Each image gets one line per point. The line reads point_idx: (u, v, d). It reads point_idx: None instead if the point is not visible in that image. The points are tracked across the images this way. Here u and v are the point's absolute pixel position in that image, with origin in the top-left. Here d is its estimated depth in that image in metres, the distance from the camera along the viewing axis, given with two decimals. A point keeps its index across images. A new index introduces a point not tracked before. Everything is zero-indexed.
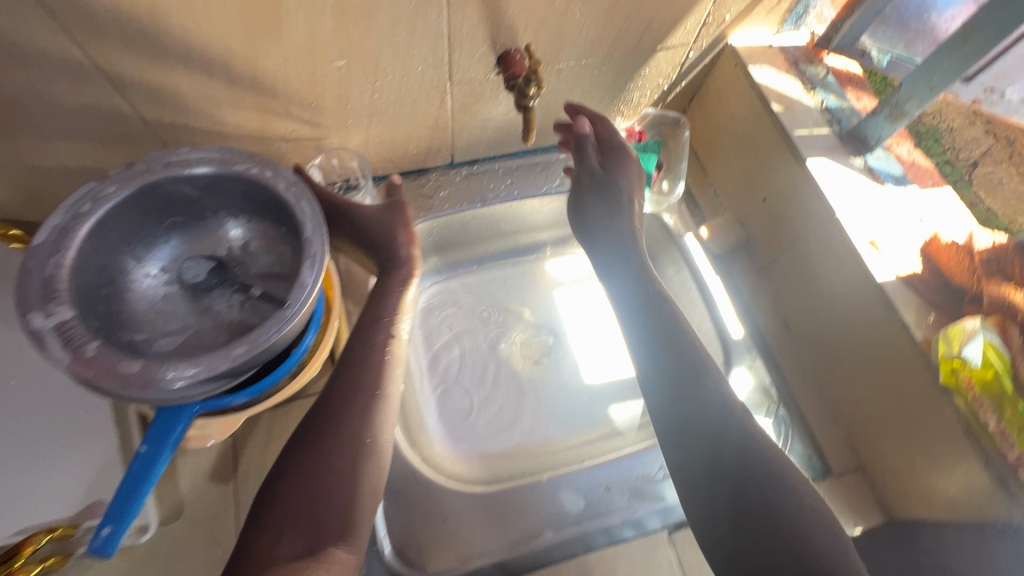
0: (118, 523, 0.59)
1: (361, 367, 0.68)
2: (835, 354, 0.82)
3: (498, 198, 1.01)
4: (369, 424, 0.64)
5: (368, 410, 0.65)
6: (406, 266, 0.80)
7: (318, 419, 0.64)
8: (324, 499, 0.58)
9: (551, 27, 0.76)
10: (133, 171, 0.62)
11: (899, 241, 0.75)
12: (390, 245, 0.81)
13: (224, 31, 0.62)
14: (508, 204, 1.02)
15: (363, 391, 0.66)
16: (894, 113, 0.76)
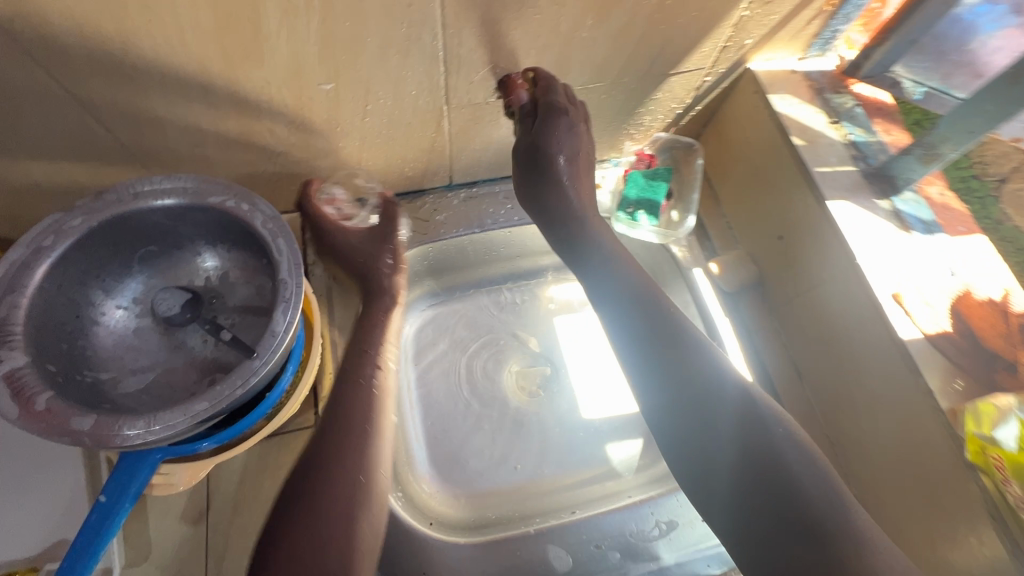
0: None
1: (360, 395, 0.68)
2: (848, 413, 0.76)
3: (498, 224, 0.96)
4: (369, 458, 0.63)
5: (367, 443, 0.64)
6: (389, 296, 0.83)
7: (318, 451, 0.62)
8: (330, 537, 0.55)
9: (555, 51, 0.70)
10: (101, 202, 0.58)
11: (926, 296, 0.69)
12: (374, 273, 0.84)
13: (201, 55, 0.57)
14: (508, 230, 0.97)
15: (365, 418, 0.66)
16: (927, 156, 0.71)
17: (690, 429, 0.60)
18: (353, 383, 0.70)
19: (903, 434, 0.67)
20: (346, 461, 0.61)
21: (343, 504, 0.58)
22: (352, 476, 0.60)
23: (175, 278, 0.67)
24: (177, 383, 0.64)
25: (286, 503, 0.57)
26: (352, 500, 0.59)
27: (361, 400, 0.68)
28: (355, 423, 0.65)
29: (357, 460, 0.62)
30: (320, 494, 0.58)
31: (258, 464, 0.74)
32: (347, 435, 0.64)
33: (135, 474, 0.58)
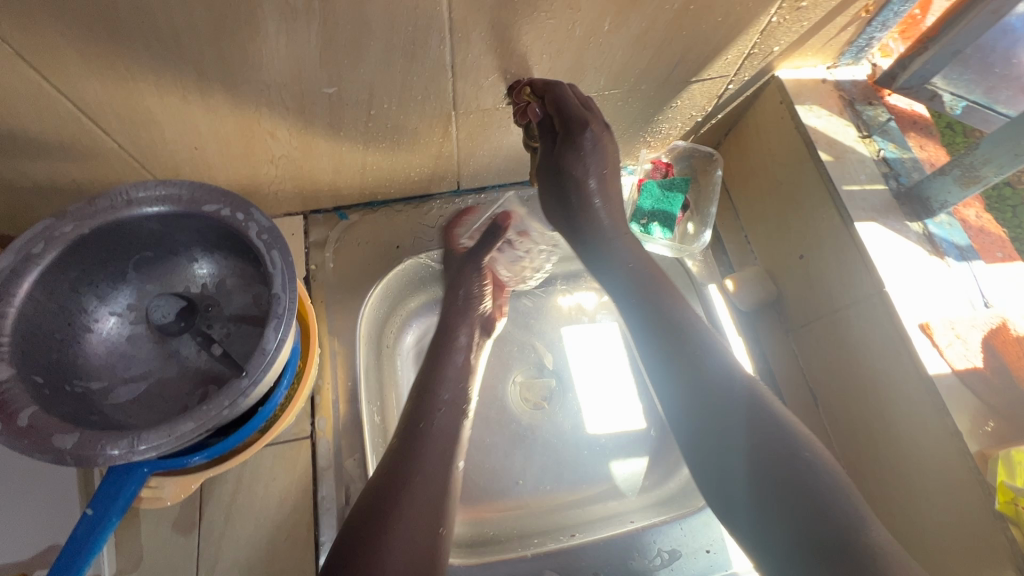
0: None
1: (438, 421, 0.69)
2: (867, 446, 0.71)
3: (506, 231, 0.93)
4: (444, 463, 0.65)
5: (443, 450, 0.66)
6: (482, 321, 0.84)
7: (397, 474, 0.61)
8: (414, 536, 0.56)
9: (570, 57, 0.67)
10: (94, 208, 0.57)
11: (958, 327, 0.64)
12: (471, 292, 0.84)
13: (197, 58, 0.55)
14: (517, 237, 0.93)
15: (442, 447, 0.66)
16: (965, 177, 0.65)
17: (713, 430, 0.59)
18: (432, 409, 0.70)
19: (927, 475, 0.63)
20: (422, 487, 0.61)
21: (419, 533, 0.57)
22: (424, 501, 0.60)
23: (171, 285, 0.66)
24: (169, 393, 0.62)
25: (364, 522, 0.56)
26: (426, 529, 0.58)
27: (438, 427, 0.68)
28: (431, 453, 0.65)
29: (432, 489, 0.61)
30: (397, 519, 0.56)
31: (253, 474, 0.72)
32: (424, 461, 0.63)
33: (123, 488, 0.57)
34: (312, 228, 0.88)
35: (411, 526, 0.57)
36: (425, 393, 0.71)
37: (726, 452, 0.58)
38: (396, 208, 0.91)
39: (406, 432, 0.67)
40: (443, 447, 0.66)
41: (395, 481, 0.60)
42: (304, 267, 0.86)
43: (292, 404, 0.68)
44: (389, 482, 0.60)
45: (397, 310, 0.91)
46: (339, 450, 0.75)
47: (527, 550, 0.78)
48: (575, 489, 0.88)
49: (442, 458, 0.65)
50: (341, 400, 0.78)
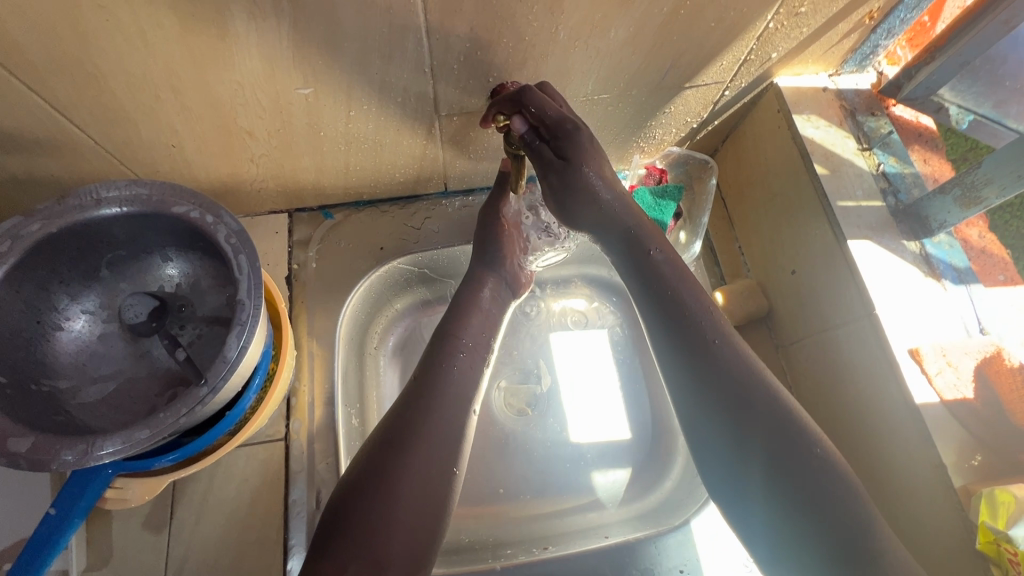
0: None
1: (454, 365, 0.67)
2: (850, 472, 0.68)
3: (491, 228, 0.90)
4: (452, 416, 0.62)
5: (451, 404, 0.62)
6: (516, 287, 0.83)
7: (408, 414, 0.60)
8: (418, 492, 0.55)
9: (555, 61, 0.64)
10: (62, 207, 0.56)
11: (951, 353, 0.61)
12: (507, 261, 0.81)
13: (167, 56, 0.54)
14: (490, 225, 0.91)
15: (454, 401, 0.63)
16: (965, 197, 0.62)
17: (720, 425, 0.56)
18: (450, 353, 0.68)
19: (911, 507, 0.61)
20: (434, 428, 0.59)
21: (429, 474, 0.56)
22: (436, 444, 0.58)
23: (144, 284, 0.65)
24: (138, 394, 0.62)
25: (372, 470, 0.55)
26: (436, 470, 0.57)
27: (450, 384, 0.64)
28: (446, 394, 0.63)
29: (445, 430, 0.60)
30: (408, 458, 0.56)
31: (225, 475, 0.72)
32: (437, 402, 0.62)
33: (86, 488, 0.60)
34: (296, 227, 0.87)
35: (421, 468, 0.56)
36: (445, 336, 0.70)
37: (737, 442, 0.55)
38: (382, 209, 0.89)
39: (423, 372, 0.65)
40: (457, 391, 0.64)
41: (405, 422, 0.59)
42: (287, 266, 0.85)
43: (261, 408, 0.67)
44: (401, 422, 0.59)
45: (380, 313, 0.90)
46: (312, 453, 0.74)
47: (496, 562, 0.76)
48: (556, 498, 0.86)
49: (454, 401, 0.63)
50: (316, 403, 0.77)
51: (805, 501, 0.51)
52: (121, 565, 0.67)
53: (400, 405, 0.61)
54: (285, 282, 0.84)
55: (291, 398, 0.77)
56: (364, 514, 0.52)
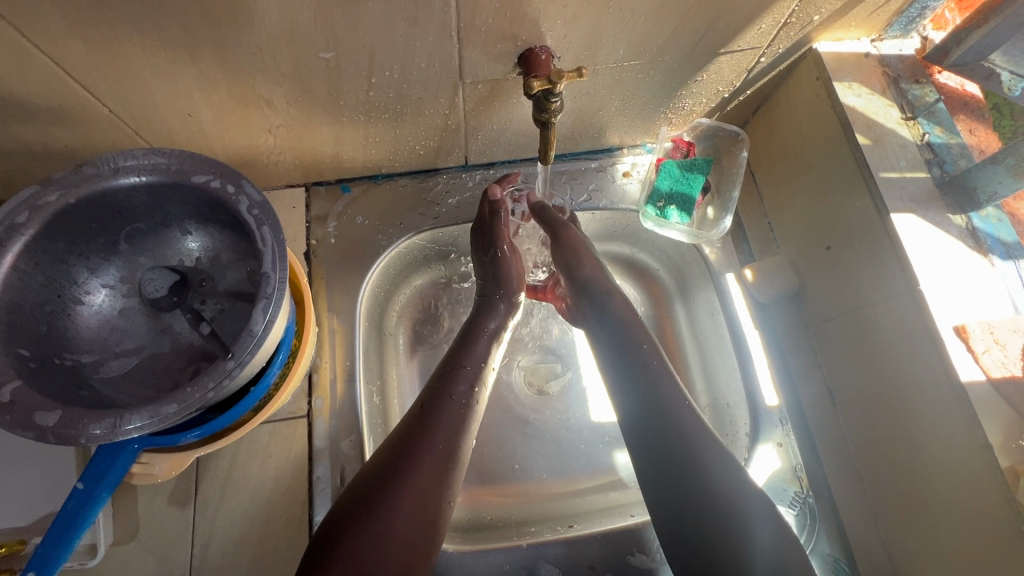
0: (42, 568, 0.57)
1: (458, 396, 0.64)
2: (889, 457, 0.66)
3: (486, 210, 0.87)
4: (459, 433, 0.61)
5: (460, 420, 0.62)
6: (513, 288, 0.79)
7: (405, 447, 0.58)
8: (417, 508, 0.54)
9: (587, 24, 0.60)
10: (79, 175, 0.54)
11: (999, 334, 0.59)
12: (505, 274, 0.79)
13: (181, 16, 0.51)
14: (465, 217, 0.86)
15: (462, 419, 0.63)
16: (1020, 167, 0.60)
17: (711, 471, 0.59)
18: (453, 383, 0.65)
19: (952, 486, 0.59)
20: (429, 465, 0.57)
21: (419, 512, 0.54)
22: (428, 483, 0.56)
23: (164, 258, 0.64)
24: (162, 368, 0.61)
25: (378, 482, 0.55)
26: (425, 509, 0.55)
27: (460, 401, 0.64)
28: (445, 428, 0.60)
29: (441, 467, 0.58)
30: (399, 495, 0.54)
31: (249, 451, 0.71)
32: (435, 435, 0.59)
33: (113, 463, 0.59)
34: (313, 201, 0.85)
35: (411, 506, 0.54)
36: (456, 356, 0.69)
37: (731, 483, 0.58)
38: (400, 182, 0.87)
39: (426, 403, 0.63)
40: (456, 425, 0.62)
41: (400, 457, 0.57)
42: (305, 241, 0.83)
43: (286, 384, 0.66)
44: (408, 437, 0.59)
45: (399, 290, 0.89)
46: (336, 430, 0.73)
47: (520, 538, 0.76)
48: (578, 477, 0.85)
49: (453, 434, 0.61)
50: (338, 380, 0.76)
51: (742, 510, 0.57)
52: (149, 538, 0.68)
53: (399, 435, 0.59)
54: (303, 258, 0.83)
55: (314, 375, 0.76)
56: (348, 551, 0.50)
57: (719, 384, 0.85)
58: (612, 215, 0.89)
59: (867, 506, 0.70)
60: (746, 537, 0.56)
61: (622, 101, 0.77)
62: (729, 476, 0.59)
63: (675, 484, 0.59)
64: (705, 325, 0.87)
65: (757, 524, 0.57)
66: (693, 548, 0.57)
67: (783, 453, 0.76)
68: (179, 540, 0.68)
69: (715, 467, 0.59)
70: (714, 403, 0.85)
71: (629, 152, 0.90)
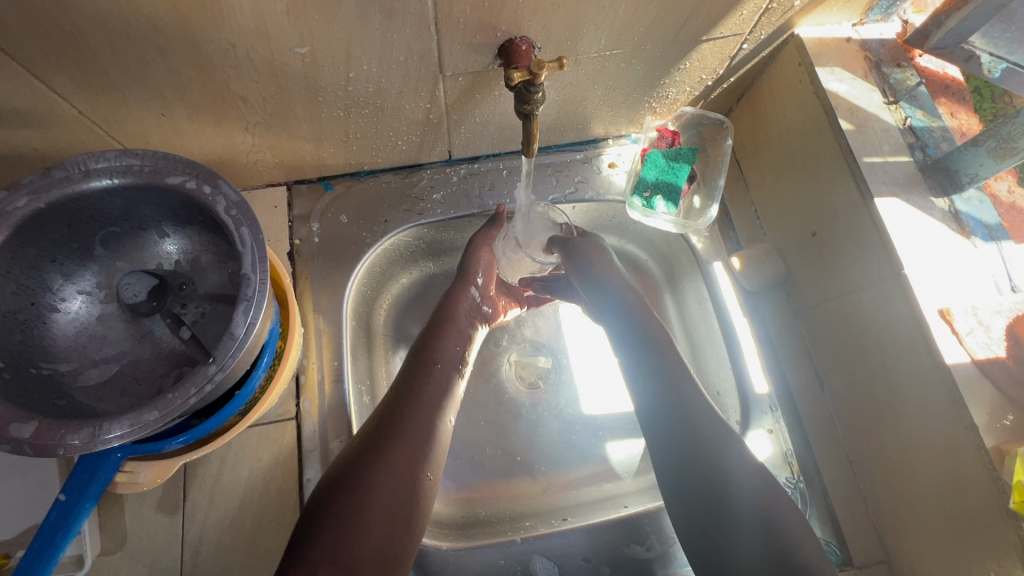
0: None
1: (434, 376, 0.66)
2: (873, 429, 0.68)
3: (469, 211, 0.86)
4: (436, 409, 0.62)
5: (436, 398, 0.63)
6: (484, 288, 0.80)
7: (385, 424, 0.58)
8: (399, 477, 0.55)
9: (567, 13, 0.59)
10: (48, 179, 0.52)
11: (977, 313, 0.60)
12: (474, 266, 0.80)
13: (148, 12, 0.49)
14: (446, 217, 0.85)
15: (438, 397, 0.64)
16: (1001, 149, 0.60)
17: (698, 459, 0.60)
18: (429, 363, 0.67)
19: (935, 461, 0.60)
20: (407, 443, 0.57)
21: (401, 487, 0.54)
22: (408, 456, 0.56)
23: (141, 261, 0.62)
24: (144, 375, 0.60)
25: (361, 455, 0.55)
26: (408, 484, 0.55)
27: (435, 378, 0.66)
28: (423, 406, 0.62)
29: (421, 441, 0.58)
30: (381, 473, 0.54)
31: (237, 456, 0.70)
32: (412, 415, 0.60)
33: (96, 473, 0.58)
34: (296, 201, 0.84)
35: (393, 482, 0.54)
36: (428, 342, 0.70)
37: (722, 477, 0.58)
38: (384, 179, 0.85)
39: (403, 384, 0.64)
40: (434, 403, 0.62)
41: (380, 433, 0.57)
42: (288, 241, 0.82)
43: (272, 387, 0.65)
44: (388, 415, 0.60)
45: (385, 288, 0.88)
46: (325, 432, 0.73)
47: (514, 534, 0.76)
48: (573, 469, 0.85)
49: (432, 411, 0.62)
50: (326, 380, 0.75)
51: (740, 495, 0.57)
52: (137, 546, 0.66)
53: (379, 415, 0.60)
54: (287, 258, 0.81)
55: (299, 377, 0.75)
56: (332, 522, 0.49)
57: (710, 372, 0.85)
58: (598, 207, 0.88)
59: (854, 485, 0.71)
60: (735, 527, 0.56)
61: (606, 91, 0.76)
62: (719, 467, 0.59)
63: (684, 477, 0.60)
64: (694, 316, 0.88)
65: (743, 509, 0.56)
66: (699, 538, 0.58)
67: (776, 439, 0.77)
68: (168, 548, 0.67)
69: (708, 457, 0.59)
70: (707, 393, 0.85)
71: (614, 143, 0.90)
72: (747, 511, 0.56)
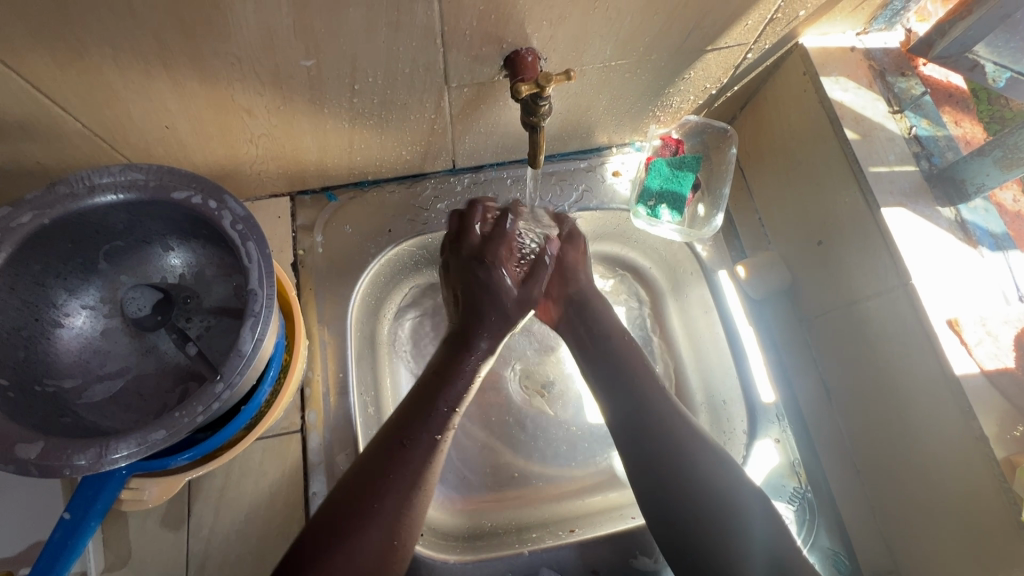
0: None
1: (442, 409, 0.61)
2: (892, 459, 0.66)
3: None
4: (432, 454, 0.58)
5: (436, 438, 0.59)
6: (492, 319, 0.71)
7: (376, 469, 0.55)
8: (381, 537, 0.52)
9: (573, 24, 0.59)
10: (52, 195, 0.52)
11: (985, 324, 0.60)
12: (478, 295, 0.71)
13: (154, 25, 0.48)
14: None
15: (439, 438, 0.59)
16: (1007, 159, 0.60)
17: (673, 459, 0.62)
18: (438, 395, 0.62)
19: (945, 470, 0.60)
20: (394, 499, 0.54)
21: (381, 548, 0.52)
22: (397, 512, 0.54)
23: (146, 275, 0.62)
24: (148, 391, 0.60)
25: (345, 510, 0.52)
26: (384, 553, 0.52)
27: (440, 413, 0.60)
28: (421, 449, 0.57)
29: (412, 493, 0.55)
30: (368, 528, 0.52)
31: (242, 470, 0.70)
32: (410, 460, 0.56)
33: (101, 491, 0.58)
34: (299, 211, 0.83)
35: (373, 539, 0.52)
36: (442, 374, 0.64)
37: (727, 490, 0.60)
38: (388, 189, 0.85)
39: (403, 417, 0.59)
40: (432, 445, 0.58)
41: (369, 480, 0.54)
42: (292, 252, 0.81)
43: (277, 402, 0.65)
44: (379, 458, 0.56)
45: (389, 299, 0.87)
46: (330, 444, 0.72)
47: (522, 545, 0.75)
48: (577, 478, 0.84)
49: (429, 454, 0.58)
50: (331, 392, 0.75)
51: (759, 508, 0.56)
52: (142, 562, 0.66)
53: (372, 455, 0.56)
54: (291, 269, 0.81)
55: (304, 389, 0.74)
56: None
57: (716, 381, 0.83)
58: (603, 215, 0.88)
59: (862, 494, 0.71)
60: (745, 544, 0.58)
61: (610, 100, 0.76)
62: (723, 482, 0.60)
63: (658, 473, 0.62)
64: (699, 323, 0.86)
65: (754, 528, 0.59)
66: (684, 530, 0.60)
67: (782, 448, 0.76)
68: (173, 564, 0.66)
69: (708, 476, 0.61)
70: (712, 400, 0.83)
71: (618, 151, 0.90)
72: (748, 522, 0.59)
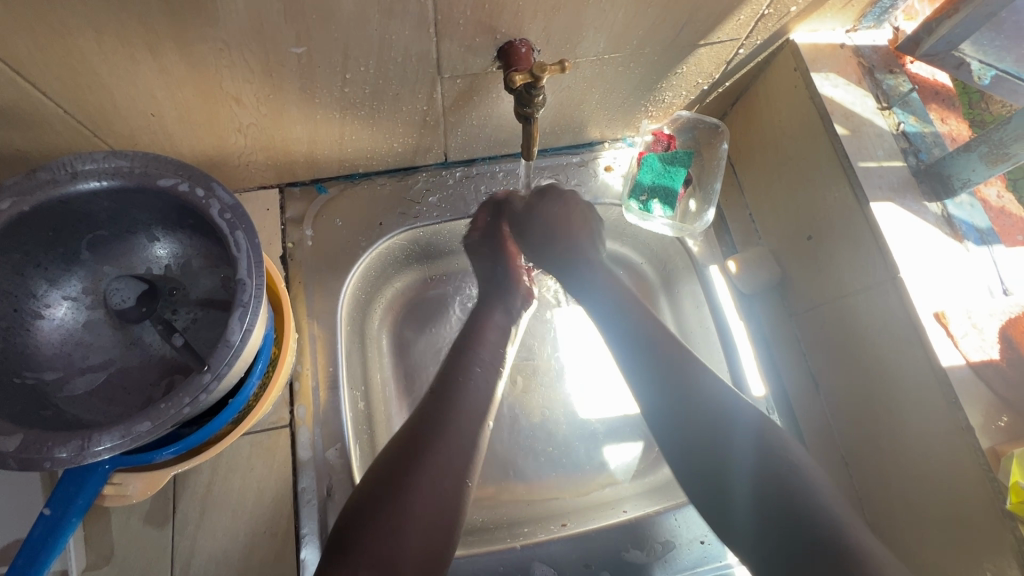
0: None
1: (467, 378, 0.66)
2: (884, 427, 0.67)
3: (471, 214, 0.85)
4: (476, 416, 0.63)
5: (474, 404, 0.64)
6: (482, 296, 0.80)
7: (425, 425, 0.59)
8: (441, 480, 0.56)
9: (566, 16, 0.58)
10: (32, 182, 0.50)
11: (972, 315, 0.61)
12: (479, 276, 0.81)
13: (139, 8, 0.47)
14: (443, 222, 0.85)
15: (477, 406, 0.64)
16: (993, 154, 0.61)
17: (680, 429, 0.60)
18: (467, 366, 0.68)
19: (932, 461, 0.60)
20: (451, 449, 0.58)
21: (444, 492, 0.55)
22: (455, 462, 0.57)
23: (130, 266, 0.60)
24: (133, 383, 0.58)
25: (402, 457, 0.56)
26: (447, 499, 0.55)
27: (473, 384, 0.66)
28: (465, 408, 0.63)
29: (464, 449, 0.59)
30: (425, 470, 0.55)
31: (230, 465, 0.69)
32: (457, 416, 0.61)
33: (84, 485, 0.57)
34: (288, 203, 0.82)
35: (436, 483, 0.55)
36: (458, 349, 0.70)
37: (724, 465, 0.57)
38: (379, 181, 0.84)
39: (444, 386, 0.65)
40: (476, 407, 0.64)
41: (420, 434, 0.58)
42: (281, 245, 0.80)
43: (266, 396, 0.64)
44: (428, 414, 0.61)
45: (382, 293, 0.86)
46: (319, 440, 0.71)
47: (513, 539, 0.75)
48: (570, 473, 0.84)
49: (476, 416, 0.63)
50: (321, 387, 0.74)
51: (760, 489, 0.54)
52: (125, 561, 0.64)
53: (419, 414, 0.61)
54: (280, 262, 0.79)
55: (292, 384, 0.73)
56: (377, 522, 0.51)
57: None
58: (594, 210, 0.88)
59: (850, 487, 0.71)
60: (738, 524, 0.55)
61: (603, 94, 0.76)
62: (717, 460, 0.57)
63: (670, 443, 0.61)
64: (689, 317, 0.87)
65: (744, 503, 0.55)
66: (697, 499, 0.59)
67: None
68: (158, 561, 0.64)
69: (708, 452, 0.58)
70: None
71: (609, 146, 0.90)
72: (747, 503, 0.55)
